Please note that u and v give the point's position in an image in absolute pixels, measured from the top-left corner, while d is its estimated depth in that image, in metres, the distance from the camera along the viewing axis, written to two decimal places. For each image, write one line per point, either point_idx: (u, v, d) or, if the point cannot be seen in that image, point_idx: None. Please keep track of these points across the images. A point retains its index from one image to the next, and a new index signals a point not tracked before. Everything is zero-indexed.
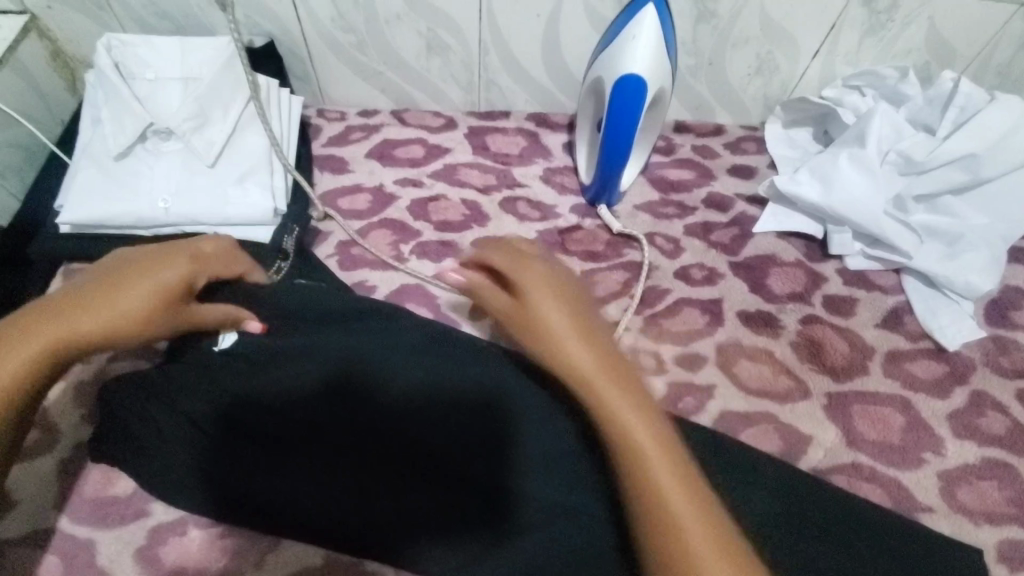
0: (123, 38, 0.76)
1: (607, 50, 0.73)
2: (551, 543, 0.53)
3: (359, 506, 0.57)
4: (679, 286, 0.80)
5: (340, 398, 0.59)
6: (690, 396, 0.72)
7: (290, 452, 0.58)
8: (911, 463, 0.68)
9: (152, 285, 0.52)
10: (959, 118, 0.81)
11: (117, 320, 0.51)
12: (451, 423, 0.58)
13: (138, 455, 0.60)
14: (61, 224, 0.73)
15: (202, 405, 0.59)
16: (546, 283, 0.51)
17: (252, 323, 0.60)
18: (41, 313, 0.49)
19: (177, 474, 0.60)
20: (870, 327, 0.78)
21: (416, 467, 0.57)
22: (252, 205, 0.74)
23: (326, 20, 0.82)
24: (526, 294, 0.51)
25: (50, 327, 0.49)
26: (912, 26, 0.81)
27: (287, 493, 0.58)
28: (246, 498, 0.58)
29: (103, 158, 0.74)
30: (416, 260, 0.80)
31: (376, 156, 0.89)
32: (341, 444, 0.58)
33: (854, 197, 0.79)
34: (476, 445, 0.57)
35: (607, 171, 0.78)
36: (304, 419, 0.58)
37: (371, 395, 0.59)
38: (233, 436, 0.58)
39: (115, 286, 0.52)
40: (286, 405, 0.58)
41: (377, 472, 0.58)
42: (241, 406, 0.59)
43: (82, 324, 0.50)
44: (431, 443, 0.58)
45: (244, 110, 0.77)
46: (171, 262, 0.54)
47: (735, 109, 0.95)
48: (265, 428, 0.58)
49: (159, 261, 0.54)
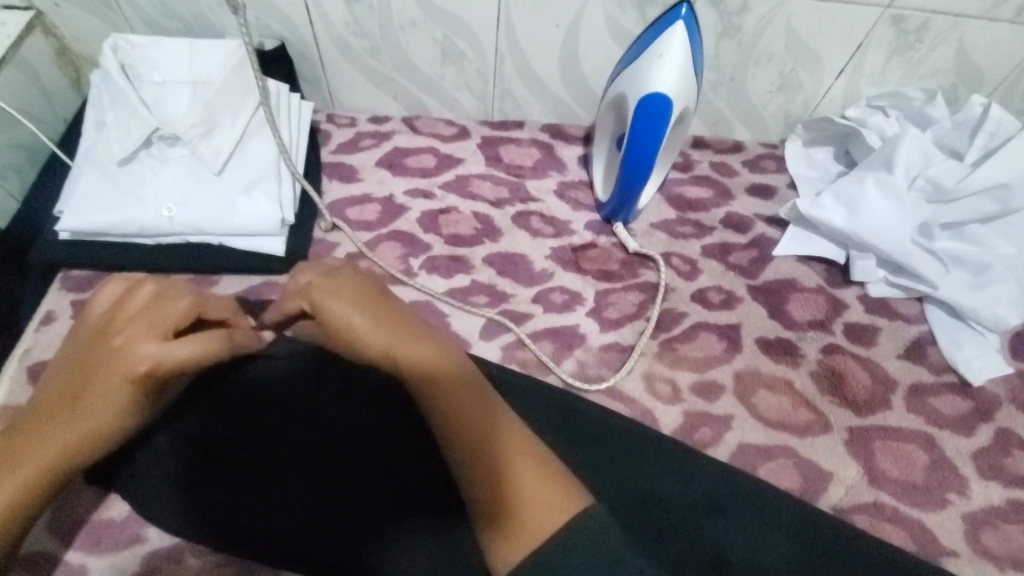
0: (129, 39, 0.74)
1: (633, 65, 0.71)
2: None
3: (358, 511, 0.56)
4: (695, 310, 0.77)
5: (328, 395, 0.59)
6: (706, 427, 0.69)
7: (281, 458, 0.57)
8: (934, 504, 0.66)
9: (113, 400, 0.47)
10: (988, 144, 0.79)
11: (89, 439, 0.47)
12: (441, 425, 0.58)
13: (138, 478, 0.59)
14: (61, 231, 0.70)
15: (195, 420, 0.58)
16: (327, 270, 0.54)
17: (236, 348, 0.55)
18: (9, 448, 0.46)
19: (173, 496, 0.58)
20: (892, 358, 0.75)
21: (411, 468, 0.57)
22: (260, 215, 0.71)
23: (339, 24, 0.80)
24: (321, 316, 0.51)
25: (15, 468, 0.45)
26: (942, 48, 0.79)
27: (267, 495, 0.57)
28: (242, 516, 0.57)
29: (107, 163, 0.72)
30: (426, 275, 0.78)
31: (386, 165, 0.87)
32: (333, 445, 0.57)
33: (879, 223, 0.77)
34: None
35: (626, 189, 0.76)
36: (294, 421, 0.58)
37: (358, 395, 0.59)
38: (225, 447, 0.57)
39: (75, 411, 0.47)
40: (275, 406, 0.59)
41: (374, 472, 0.57)
42: (236, 416, 0.58)
43: (53, 453, 0.46)
44: (424, 442, 0.57)
45: (253, 117, 0.75)
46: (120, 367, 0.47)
47: (755, 126, 0.92)
48: (258, 436, 0.58)
49: (111, 366, 0.47)
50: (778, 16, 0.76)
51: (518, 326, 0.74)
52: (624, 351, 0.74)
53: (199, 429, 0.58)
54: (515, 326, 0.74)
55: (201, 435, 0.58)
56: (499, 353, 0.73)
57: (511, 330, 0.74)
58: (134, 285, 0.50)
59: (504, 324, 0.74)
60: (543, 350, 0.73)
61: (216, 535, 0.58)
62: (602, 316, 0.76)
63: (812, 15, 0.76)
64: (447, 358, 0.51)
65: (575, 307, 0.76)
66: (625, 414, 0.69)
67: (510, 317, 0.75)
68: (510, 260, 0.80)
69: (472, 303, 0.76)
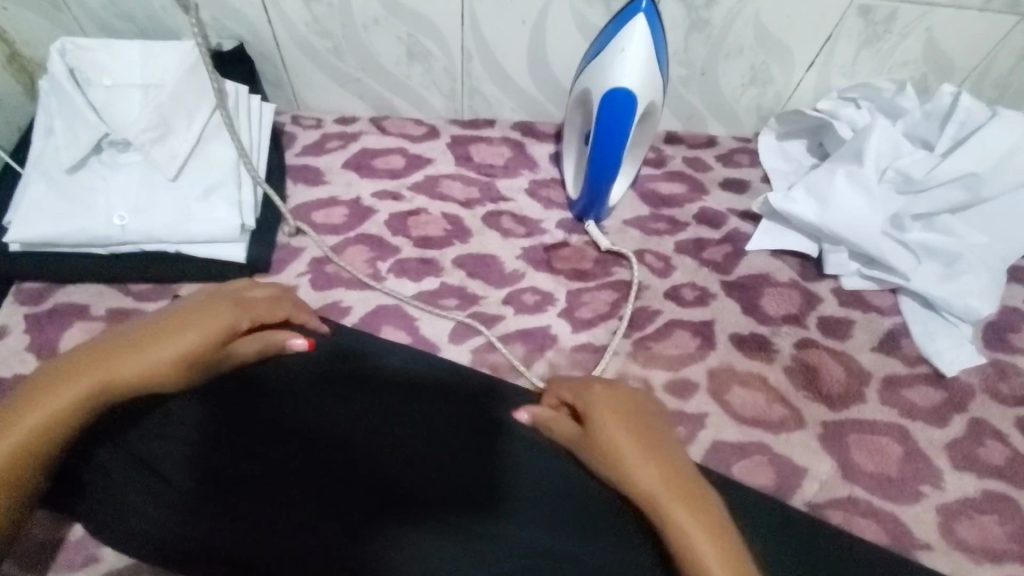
0: (77, 42, 0.71)
1: (595, 63, 0.70)
2: (527, 528, 0.54)
3: (365, 497, 0.54)
4: (669, 307, 0.76)
5: (319, 391, 0.60)
6: (680, 425, 0.68)
7: (290, 447, 0.56)
8: (909, 497, 0.66)
9: (173, 349, 0.52)
10: (959, 133, 0.79)
11: (146, 380, 0.52)
12: (435, 413, 0.60)
13: (112, 490, 0.54)
14: (9, 243, 0.68)
15: (196, 407, 0.57)
16: (609, 405, 0.54)
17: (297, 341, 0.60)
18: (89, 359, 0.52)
19: (149, 505, 0.54)
20: (866, 351, 0.75)
21: (415, 452, 0.57)
22: (218, 221, 0.69)
23: (299, 24, 0.78)
24: (592, 419, 0.54)
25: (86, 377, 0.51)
26: (910, 38, 0.79)
27: (258, 503, 0.53)
28: (234, 517, 0.53)
29: (55, 171, 0.69)
30: (394, 278, 0.76)
31: (353, 167, 0.85)
32: (337, 431, 0.57)
33: (851, 216, 0.76)
34: (444, 431, 0.59)
35: (595, 187, 0.75)
36: (301, 409, 0.58)
37: (348, 386, 0.61)
38: (225, 438, 0.56)
39: (137, 347, 0.52)
40: (281, 394, 0.59)
41: (380, 457, 0.56)
42: (235, 404, 0.58)
43: (115, 382, 0.51)
44: (425, 428, 0.59)
45: (210, 120, 0.73)
46: (205, 324, 0.54)
47: (727, 120, 0.91)
48: (260, 423, 0.57)
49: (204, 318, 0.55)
50: (745, 9, 0.75)
51: (489, 329, 0.73)
52: (597, 351, 0.73)
53: (197, 423, 0.57)
54: (486, 328, 0.73)
55: (200, 428, 0.56)
56: (470, 357, 0.71)
57: (481, 333, 0.73)
58: (250, 282, 0.62)
59: (475, 327, 0.72)
60: (514, 353, 0.72)
61: (198, 549, 0.52)
62: (574, 316, 0.75)
63: (780, 7, 0.75)
64: (725, 535, 0.47)
65: (547, 308, 0.75)
66: None
67: (481, 319, 0.74)
68: (480, 261, 0.78)
69: (442, 306, 0.75)
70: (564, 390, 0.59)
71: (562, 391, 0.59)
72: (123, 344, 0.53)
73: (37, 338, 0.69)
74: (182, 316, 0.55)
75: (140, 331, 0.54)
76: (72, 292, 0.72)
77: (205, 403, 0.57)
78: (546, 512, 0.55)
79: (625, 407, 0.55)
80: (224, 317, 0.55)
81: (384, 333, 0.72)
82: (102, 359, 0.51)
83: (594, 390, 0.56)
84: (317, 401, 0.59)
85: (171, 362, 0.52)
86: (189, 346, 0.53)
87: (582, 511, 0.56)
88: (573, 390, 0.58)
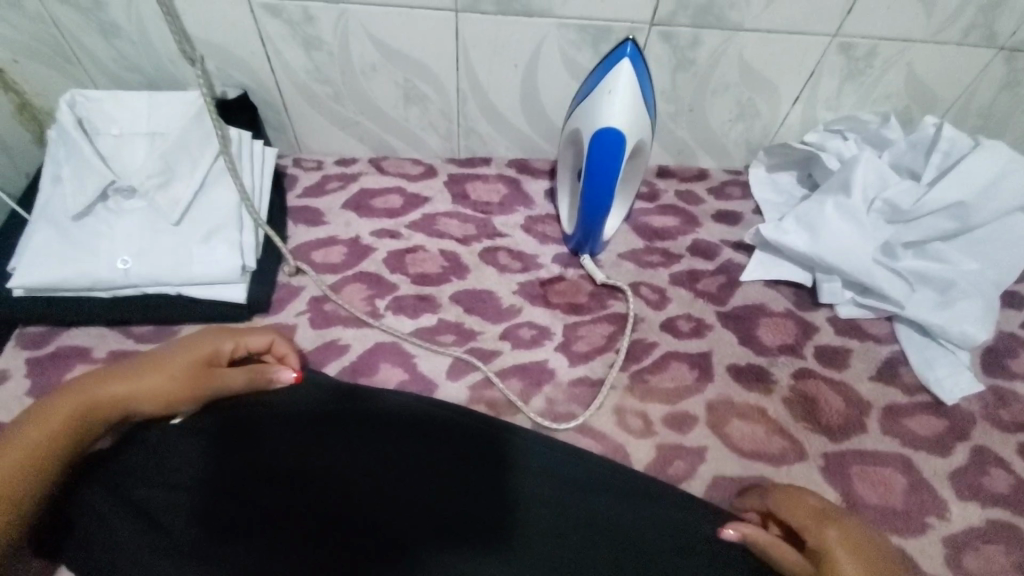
0: (86, 95, 0.74)
1: (584, 104, 0.72)
2: (536, 554, 0.54)
3: (370, 541, 0.54)
4: (665, 339, 0.77)
5: (323, 426, 0.61)
6: (680, 460, 0.68)
7: (301, 490, 0.56)
8: (914, 529, 0.65)
9: (168, 365, 0.61)
10: (944, 163, 0.80)
11: (147, 389, 0.60)
12: (438, 445, 0.61)
13: (103, 538, 0.53)
14: (12, 289, 0.69)
15: (203, 448, 0.58)
16: (850, 546, 0.55)
17: (285, 372, 0.66)
18: (107, 376, 0.61)
19: (140, 554, 0.51)
20: (865, 380, 0.75)
21: (420, 493, 0.57)
22: (219, 263, 0.71)
23: (301, 72, 0.81)
24: (829, 557, 0.54)
25: (97, 388, 0.59)
26: (892, 72, 0.81)
27: (262, 541, 0.53)
28: (236, 562, 0.51)
29: (61, 218, 0.71)
30: (392, 316, 0.77)
31: (352, 207, 0.87)
32: (343, 463, 0.58)
33: (841, 246, 0.77)
34: (447, 463, 0.59)
35: (588, 222, 0.76)
36: (308, 450, 0.59)
37: (353, 420, 0.62)
38: (234, 483, 0.56)
39: (137, 371, 0.61)
40: (289, 435, 0.59)
41: (386, 490, 0.57)
42: (242, 445, 0.58)
43: (118, 393, 0.59)
44: (431, 466, 0.59)
45: (213, 166, 0.75)
46: (196, 349, 0.64)
47: (718, 154, 0.94)
48: (268, 466, 0.57)
49: (201, 344, 0.65)
50: (729, 49, 0.78)
51: (486, 364, 0.73)
52: (594, 385, 0.73)
53: (200, 464, 0.56)
54: (482, 364, 0.73)
55: (204, 471, 0.56)
56: (467, 393, 0.72)
57: (478, 369, 0.73)
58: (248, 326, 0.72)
59: (471, 362, 0.73)
60: (511, 388, 0.72)
61: None
62: (571, 350, 0.75)
63: (763, 46, 0.78)
64: None
65: (544, 342, 0.76)
66: (595, 451, 0.67)
67: (478, 355, 0.74)
68: (477, 297, 0.79)
69: (440, 343, 0.75)
70: (796, 516, 0.59)
71: (784, 513, 0.60)
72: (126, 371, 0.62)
73: (37, 382, 0.70)
74: (177, 347, 0.65)
75: (142, 362, 0.63)
76: (74, 335, 0.73)
77: (214, 445, 0.58)
78: (545, 552, 0.54)
79: (866, 554, 0.54)
80: (212, 344, 0.65)
81: (382, 371, 0.73)
82: (108, 380, 0.60)
83: (830, 529, 0.56)
84: (321, 435, 0.60)
85: (168, 374, 0.61)
86: (182, 363, 0.62)
87: (574, 539, 0.55)
88: (808, 518, 0.58)
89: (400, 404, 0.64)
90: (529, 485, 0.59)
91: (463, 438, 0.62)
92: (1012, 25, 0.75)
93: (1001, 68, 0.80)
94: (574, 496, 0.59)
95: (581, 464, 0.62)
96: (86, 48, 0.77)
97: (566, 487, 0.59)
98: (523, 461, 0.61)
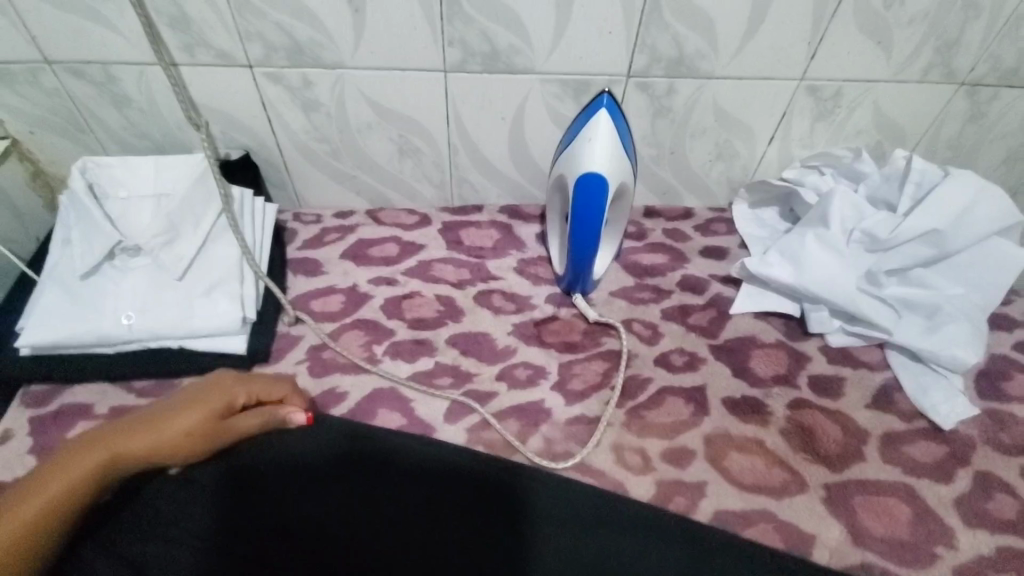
0: (97, 161, 0.79)
1: (566, 153, 0.76)
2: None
3: None
4: (660, 374, 0.78)
5: (339, 479, 0.60)
6: (681, 495, 0.67)
7: (314, 543, 0.56)
8: (923, 561, 0.64)
9: (173, 426, 0.57)
10: (917, 192, 0.83)
11: (154, 446, 0.56)
12: (452, 494, 0.60)
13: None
14: (19, 347, 0.71)
15: (209, 500, 0.58)
16: None
17: (297, 414, 0.64)
18: (112, 430, 0.56)
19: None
20: (861, 409, 0.75)
21: (430, 541, 0.57)
22: (220, 315, 0.73)
23: (301, 132, 0.85)
24: None
25: (102, 445, 0.55)
26: (859, 110, 0.86)
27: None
28: None
29: (70, 278, 0.74)
30: (389, 360, 0.78)
31: (349, 257, 0.90)
32: (363, 517, 0.58)
33: (826, 276, 0.80)
34: (463, 509, 0.59)
35: (577, 263, 0.78)
36: (324, 502, 0.59)
37: (369, 471, 0.61)
38: (243, 536, 0.56)
39: (143, 425, 0.57)
40: (302, 484, 0.59)
41: (403, 541, 0.57)
42: (251, 495, 0.58)
43: (126, 449, 0.55)
44: (442, 513, 0.59)
45: (216, 223, 0.79)
46: (204, 401, 0.59)
47: (701, 193, 0.97)
48: (279, 516, 0.57)
49: (212, 394, 0.60)
50: (704, 95, 0.83)
51: (483, 406, 0.74)
52: (591, 423, 0.73)
53: (205, 518, 0.57)
54: (479, 405, 0.74)
55: (208, 526, 0.56)
56: (465, 435, 0.72)
57: (475, 411, 0.74)
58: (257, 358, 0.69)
59: (468, 404, 0.73)
60: (509, 429, 0.72)
61: None
62: (566, 389, 0.76)
63: (735, 92, 0.82)
64: None
65: (539, 382, 0.77)
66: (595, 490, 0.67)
67: (475, 396, 0.75)
68: (473, 339, 0.81)
69: (437, 386, 0.76)
70: None
71: None
72: (126, 428, 0.57)
73: (39, 440, 0.70)
74: (184, 399, 0.59)
75: (143, 416, 0.58)
76: (77, 392, 0.74)
77: (224, 496, 0.58)
78: None
79: None
80: (223, 394, 0.60)
81: (380, 416, 0.73)
82: (117, 434, 0.56)
83: None
84: (339, 489, 0.60)
85: (181, 433, 0.57)
86: (189, 423, 0.57)
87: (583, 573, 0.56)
88: None
89: (419, 454, 0.63)
90: (537, 522, 0.59)
91: (476, 483, 0.61)
92: (968, 63, 0.80)
93: (962, 102, 0.84)
94: (584, 526, 0.59)
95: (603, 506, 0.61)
96: (99, 118, 0.82)
97: (567, 518, 0.59)
98: (542, 511, 0.59)
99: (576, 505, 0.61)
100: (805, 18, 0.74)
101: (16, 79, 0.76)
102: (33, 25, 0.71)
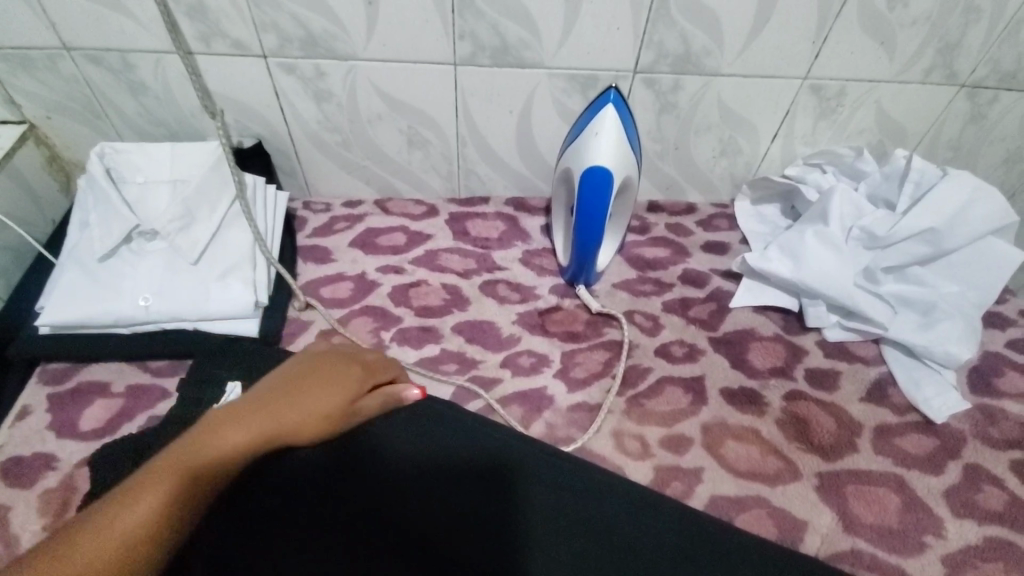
0: (115, 147, 0.81)
1: (573, 147, 0.78)
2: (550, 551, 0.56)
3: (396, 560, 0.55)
4: (659, 364, 0.80)
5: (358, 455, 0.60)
6: (678, 481, 0.69)
7: (314, 540, 0.55)
8: (912, 549, 0.66)
9: (313, 406, 0.54)
10: (916, 191, 0.84)
11: (295, 427, 0.54)
12: (460, 466, 0.60)
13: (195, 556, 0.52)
14: (40, 326, 0.73)
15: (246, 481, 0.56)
16: None
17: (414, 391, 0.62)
18: (247, 406, 0.53)
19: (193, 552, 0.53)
20: (855, 401, 0.78)
21: (438, 523, 0.57)
22: (233, 299, 0.75)
23: (312, 122, 0.87)
24: None
25: (248, 421, 0.51)
26: (861, 110, 0.87)
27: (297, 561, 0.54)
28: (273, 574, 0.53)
29: (89, 260, 0.76)
30: (397, 346, 0.81)
31: (358, 245, 0.92)
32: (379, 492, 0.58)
33: (824, 272, 0.81)
34: (467, 480, 0.60)
35: (580, 254, 0.80)
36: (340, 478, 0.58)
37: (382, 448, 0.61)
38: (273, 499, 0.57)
39: (282, 403, 0.54)
40: (302, 483, 0.57)
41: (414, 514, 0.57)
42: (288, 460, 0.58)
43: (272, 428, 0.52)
44: (436, 498, 0.58)
45: (229, 209, 0.81)
46: (340, 383, 0.57)
47: (704, 189, 0.99)
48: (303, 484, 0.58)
49: (343, 377, 0.58)
50: (709, 92, 0.84)
51: (487, 392, 0.76)
52: (592, 410, 0.75)
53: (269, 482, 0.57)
54: (484, 391, 0.76)
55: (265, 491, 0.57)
56: None
57: (479, 396, 0.76)
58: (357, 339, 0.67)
59: (473, 390, 0.76)
60: (513, 414, 0.74)
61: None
62: (569, 377, 0.78)
63: (739, 89, 0.84)
64: None
65: (542, 369, 0.79)
66: None
67: (480, 383, 0.77)
68: (478, 328, 0.83)
69: (442, 371, 0.78)
70: None
71: None
72: (264, 403, 0.53)
73: (58, 416, 0.72)
74: (316, 376, 0.57)
75: (275, 392, 0.55)
76: (95, 370, 0.76)
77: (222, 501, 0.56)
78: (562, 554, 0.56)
79: None
80: (352, 377, 0.58)
81: None
82: (260, 411, 0.52)
83: None
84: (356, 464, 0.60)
85: (320, 415, 0.55)
86: (328, 405, 0.55)
87: (581, 543, 0.57)
88: None
89: (423, 429, 0.62)
90: (533, 488, 0.60)
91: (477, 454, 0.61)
92: (969, 66, 0.81)
93: (963, 103, 0.86)
94: (581, 494, 0.60)
95: (606, 481, 0.61)
96: (115, 104, 0.84)
97: (561, 486, 0.60)
98: (538, 477, 0.60)
99: (571, 473, 0.61)
100: (809, 19, 0.75)
101: (37, 65, 0.78)
102: (53, 12, 0.72)
